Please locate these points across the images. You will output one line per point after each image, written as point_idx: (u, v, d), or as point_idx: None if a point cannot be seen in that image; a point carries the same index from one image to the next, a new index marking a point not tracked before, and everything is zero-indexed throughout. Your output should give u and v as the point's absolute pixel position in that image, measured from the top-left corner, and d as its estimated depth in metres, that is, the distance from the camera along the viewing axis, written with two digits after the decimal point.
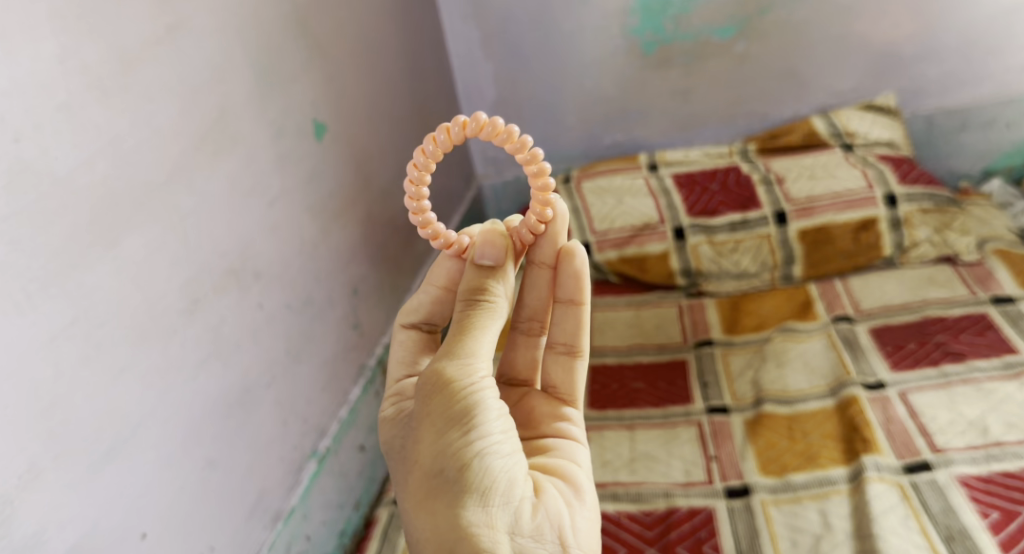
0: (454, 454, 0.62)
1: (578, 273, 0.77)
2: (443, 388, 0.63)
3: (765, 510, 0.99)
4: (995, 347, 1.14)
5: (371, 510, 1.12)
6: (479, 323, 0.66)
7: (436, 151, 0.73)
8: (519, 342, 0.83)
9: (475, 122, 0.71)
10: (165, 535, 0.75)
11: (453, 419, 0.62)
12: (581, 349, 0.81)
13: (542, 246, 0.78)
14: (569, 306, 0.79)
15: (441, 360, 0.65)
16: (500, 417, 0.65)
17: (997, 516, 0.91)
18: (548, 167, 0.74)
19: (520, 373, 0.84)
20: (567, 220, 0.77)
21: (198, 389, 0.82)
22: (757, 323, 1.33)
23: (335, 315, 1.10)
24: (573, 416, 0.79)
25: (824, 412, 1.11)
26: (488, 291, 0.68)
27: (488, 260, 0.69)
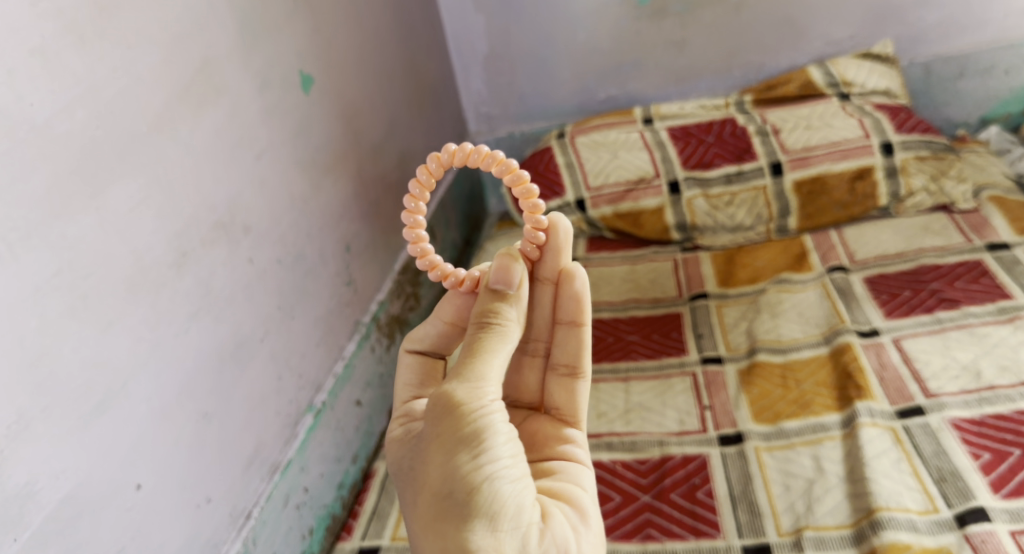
0: (464, 476, 0.60)
1: (578, 294, 0.78)
2: (454, 410, 0.62)
3: (758, 456, 1.01)
4: (990, 292, 1.14)
5: (369, 463, 1.13)
6: (490, 345, 0.66)
7: (424, 189, 0.78)
8: (525, 363, 0.84)
9: (446, 151, 0.76)
10: (160, 485, 0.76)
11: (463, 441, 0.61)
12: (583, 371, 0.80)
13: (545, 262, 0.79)
14: (570, 327, 0.80)
15: (451, 382, 0.64)
16: (510, 441, 0.63)
17: (988, 457, 0.92)
18: (526, 173, 0.76)
19: (526, 395, 0.84)
20: (571, 237, 0.77)
21: (190, 342, 0.82)
22: (752, 275, 1.32)
23: (328, 271, 1.09)
24: (577, 438, 0.79)
25: (818, 360, 1.12)
26: (498, 314, 0.68)
27: (500, 285, 0.69)
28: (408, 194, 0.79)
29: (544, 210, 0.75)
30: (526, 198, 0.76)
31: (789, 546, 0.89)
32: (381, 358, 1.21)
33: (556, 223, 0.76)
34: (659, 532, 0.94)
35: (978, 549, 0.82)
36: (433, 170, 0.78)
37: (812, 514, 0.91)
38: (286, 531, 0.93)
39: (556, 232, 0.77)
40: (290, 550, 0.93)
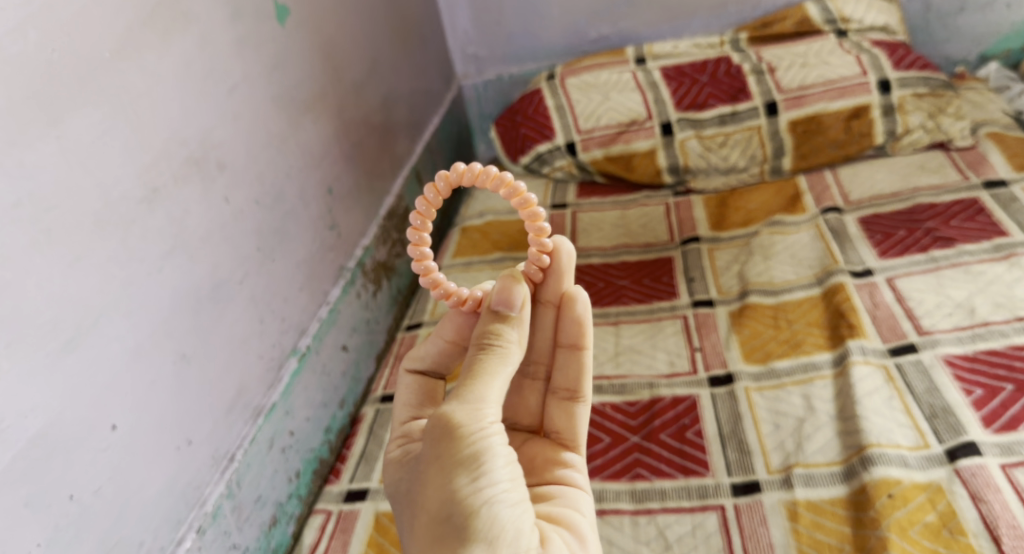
0: (461, 500, 0.57)
1: (580, 317, 0.77)
2: (453, 432, 0.59)
3: (748, 396, 1.00)
4: (987, 230, 1.12)
5: (357, 409, 1.13)
6: (490, 367, 0.63)
7: (432, 207, 0.76)
8: (525, 386, 0.81)
9: (456, 170, 0.74)
10: (136, 427, 0.74)
11: (461, 463, 0.58)
12: (583, 395, 0.78)
13: (548, 285, 0.78)
14: (572, 351, 0.78)
15: (449, 403, 0.61)
16: (509, 464, 0.61)
17: (981, 393, 0.91)
18: (534, 197, 0.75)
19: (526, 417, 0.81)
20: (574, 260, 0.77)
21: (164, 282, 0.79)
22: (745, 218, 1.30)
23: (310, 214, 1.06)
24: (575, 462, 0.76)
25: (810, 301, 1.11)
26: (498, 336, 0.66)
27: (501, 307, 0.67)
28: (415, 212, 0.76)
29: (549, 232, 0.75)
30: (533, 221, 0.75)
31: (778, 484, 0.89)
32: (367, 304, 1.19)
33: (559, 246, 0.76)
34: (648, 472, 0.94)
35: (967, 483, 0.81)
36: (442, 188, 0.76)
37: (801, 452, 0.91)
38: (272, 474, 0.92)
39: (559, 257, 0.77)
40: (276, 493, 0.92)
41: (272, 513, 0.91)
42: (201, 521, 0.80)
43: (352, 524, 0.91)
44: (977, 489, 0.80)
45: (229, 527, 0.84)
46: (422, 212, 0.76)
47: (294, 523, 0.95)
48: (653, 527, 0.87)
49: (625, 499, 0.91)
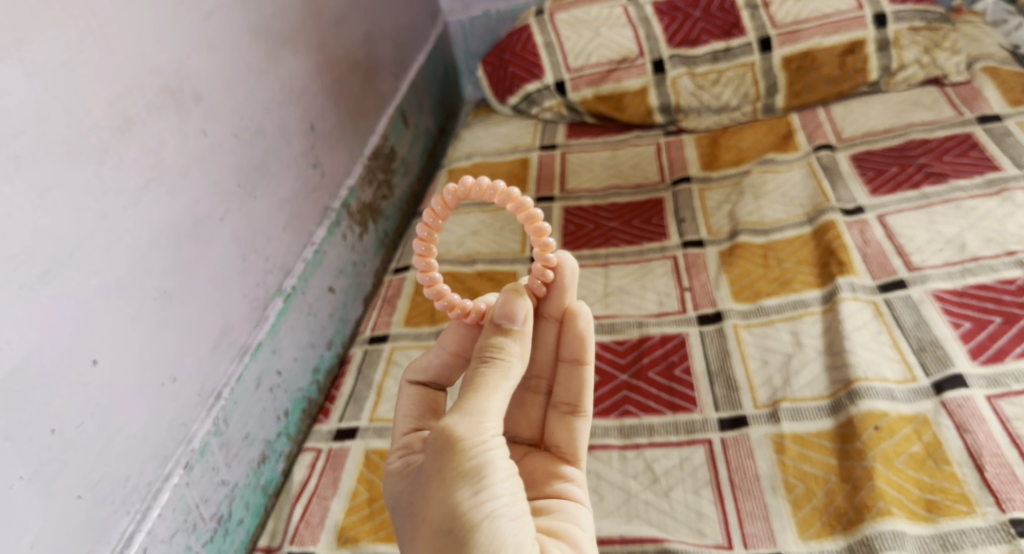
0: (462, 515, 0.54)
1: (582, 333, 0.74)
2: (454, 446, 0.56)
3: (736, 333, 1.00)
4: (979, 165, 1.10)
5: (345, 350, 1.12)
6: (491, 380, 0.60)
7: (438, 220, 0.72)
8: (526, 400, 0.79)
9: (463, 183, 0.70)
10: (118, 363, 0.72)
11: (462, 477, 0.55)
12: (584, 409, 0.75)
13: (551, 299, 0.75)
14: (574, 365, 0.75)
15: (450, 416, 0.58)
16: (510, 478, 0.57)
17: (969, 326, 0.91)
18: (540, 212, 0.71)
19: (526, 430, 0.79)
20: (577, 275, 0.74)
21: (142, 216, 0.77)
22: (737, 157, 1.28)
23: (292, 151, 1.04)
24: (574, 476, 0.73)
25: (800, 240, 1.10)
26: (500, 349, 0.62)
27: (504, 320, 0.63)
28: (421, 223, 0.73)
29: (554, 247, 0.72)
30: (538, 237, 0.71)
31: (765, 418, 0.89)
32: (354, 246, 1.17)
33: (563, 261, 0.73)
34: (636, 409, 0.94)
35: (953, 414, 0.82)
36: (449, 202, 0.72)
37: (789, 387, 0.91)
38: (260, 413, 0.92)
39: (563, 272, 0.74)
40: (264, 431, 0.92)
41: (261, 451, 0.91)
42: (188, 457, 0.79)
43: (343, 462, 0.91)
44: (962, 420, 0.81)
45: (217, 464, 0.83)
46: (429, 225, 0.73)
47: (283, 461, 0.95)
48: (641, 461, 0.88)
49: (613, 435, 0.91)
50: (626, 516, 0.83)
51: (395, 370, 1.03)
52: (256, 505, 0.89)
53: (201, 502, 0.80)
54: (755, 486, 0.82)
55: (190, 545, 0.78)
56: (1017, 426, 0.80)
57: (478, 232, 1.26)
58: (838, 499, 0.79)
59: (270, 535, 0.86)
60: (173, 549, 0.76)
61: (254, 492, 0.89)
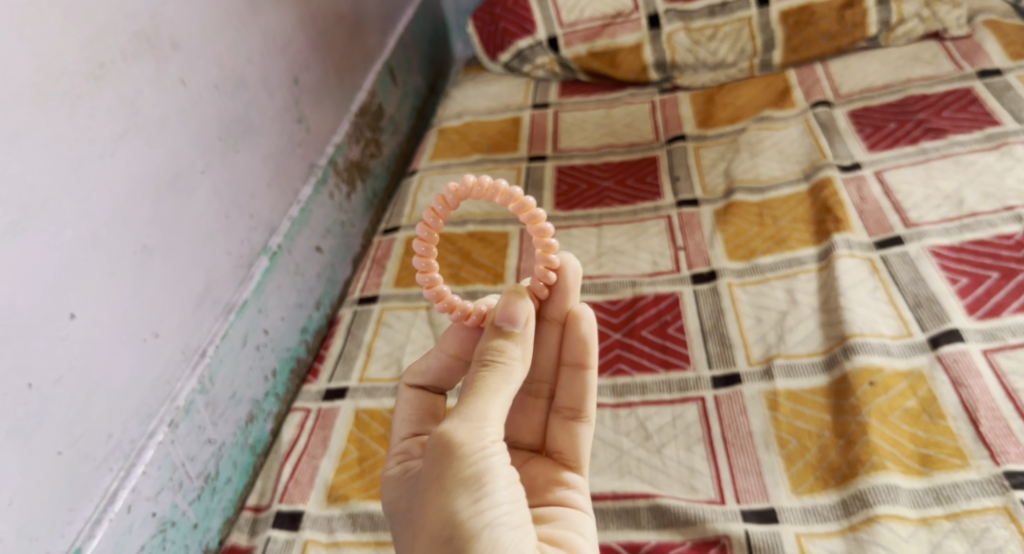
0: (460, 523, 0.52)
1: (585, 335, 0.72)
2: (453, 452, 0.54)
3: (731, 291, 0.99)
4: (979, 120, 1.09)
5: (334, 311, 1.11)
6: (492, 383, 0.57)
7: (439, 220, 0.71)
8: (526, 405, 0.76)
9: (464, 182, 0.69)
10: (97, 317, 0.70)
11: (461, 484, 0.53)
12: (588, 414, 0.73)
13: (553, 302, 0.73)
14: (576, 369, 0.73)
15: (449, 421, 0.56)
16: (512, 485, 0.55)
17: (966, 281, 0.90)
18: (541, 212, 0.69)
19: (527, 435, 0.76)
20: (580, 277, 0.72)
21: (120, 166, 0.74)
22: (732, 114, 1.26)
23: (275, 104, 1.01)
24: (576, 483, 0.71)
25: (796, 197, 1.08)
26: (501, 352, 0.59)
27: (505, 322, 0.61)
28: (423, 223, 0.72)
29: (556, 248, 0.70)
30: (539, 236, 0.69)
31: (759, 375, 0.88)
32: (341, 206, 1.15)
33: (565, 263, 0.71)
34: (629, 367, 0.92)
35: (949, 369, 0.81)
36: (451, 201, 0.71)
37: (783, 343, 0.90)
38: (247, 372, 0.90)
39: (565, 274, 0.72)
40: (251, 391, 0.91)
41: (248, 410, 0.90)
42: (173, 415, 0.78)
43: (332, 422, 0.90)
44: (958, 374, 0.80)
45: (203, 422, 0.82)
46: (430, 226, 0.72)
47: (271, 420, 0.94)
48: (634, 419, 0.87)
49: (606, 394, 0.90)
50: (618, 473, 0.82)
51: (386, 330, 1.01)
52: (245, 465, 0.88)
53: (187, 460, 0.79)
54: (748, 442, 0.82)
55: (177, 503, 0.77)
56: (1012, 380, 0.79)
57: None
58: (831, 454, 0.78)
59: (258, 494, 0.85)
60: (159, 506, 0.75)
61: (242, 451, 0.88)
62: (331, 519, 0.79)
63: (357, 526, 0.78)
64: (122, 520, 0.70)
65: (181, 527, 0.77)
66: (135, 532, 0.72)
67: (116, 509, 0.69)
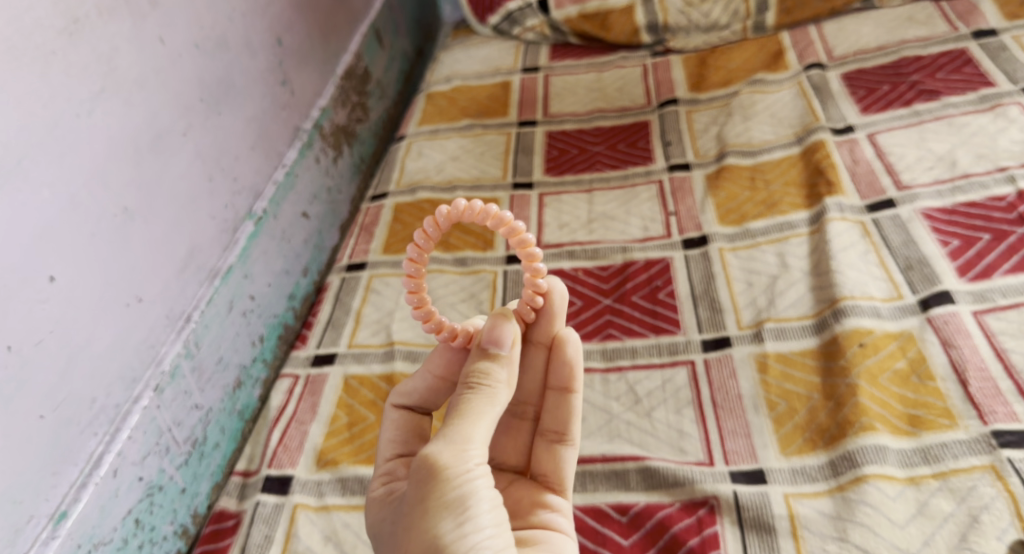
0: (444, 547, 0.51)
1: (571, 360, 0.70)
2: (436, 476, 0.53)
3: (722, 256, 0.98)
4: (973, 81, 1.07)
5: (321, 278, 1.10)
6: (475, 405, 0.56)
7: (430, 242, 0.68)
8: (512, 427, 0.74)
9: (456, 207, 0.66)
10: (78, 279, 0.69)
11: (444, 507, 0.52)
12: (572, 438, 0.70)
13: (539, 326, 0.72)
14: (561, 393, 0.71)
15: (432, 444, 0.55)
16: (495, 508, 0.54)
17: (957, 243, 0.89)
18: (531, 237, 0.68)
19: (512, 457, 0.73)
20: (567, 301, 0.71)
21: (98, 126, 0.72)
22: (725, 77, 1.24)
23: (258, 66, 0.98)
24: (559, 505, 0.68)
25: (788, 161, 1.07)
26: (485, 375, 0.59)
27: (491, 345, 0.60)
28: (412, 244, 0.69)
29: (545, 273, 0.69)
30: (528, 261, 0.68)
31: (748, 339, 0.88)
32: (328, 171, 1.13)
33: (552, 287, 0.70)
34: (619, 332, 0.92)
35: (939, 330, 0.81)
36: (441, 225, 0.68)
37: (773, 307, 0.89)
38: (233, 337, 0.89)
39: (552, 297, 0.70)
40: (239, 356, 0.90)
41: (236, 376, 0.89)
42: (158, 380, 0.77)
43: (321, 388, 0.89)
44: (948, 335, 0.80)
45: (189, 387, 0.81)
46: (421, 247, 0.69)
47: (260, 386, 0.93)
48: (623, 384, 0.87)
49: (596, 358, 0.90)
50: (607, 436, 0.82)
51: (374, 297, 1.00)
52: (233, 429, 0.88)
53: (174, 425, 0.79)
54: (737, 405, 0.82)
55: (164, 468, 0.77)
56: (1001, 340, 0.79)
57: (459, 158, 1.21)
58: (820, 416, 0.78)
59: (247, 459, 0.84)
60: (146, 471, 0.74)
61: (230, 417, 0.87)
62: (320, 483, 0.79)
63: (347, 490, 0.78)
64: (107, 484, 0.70)
65: (169, 491, 0.77)
66: (121, 496, 0.71)
67: (101, 473, 0.69)
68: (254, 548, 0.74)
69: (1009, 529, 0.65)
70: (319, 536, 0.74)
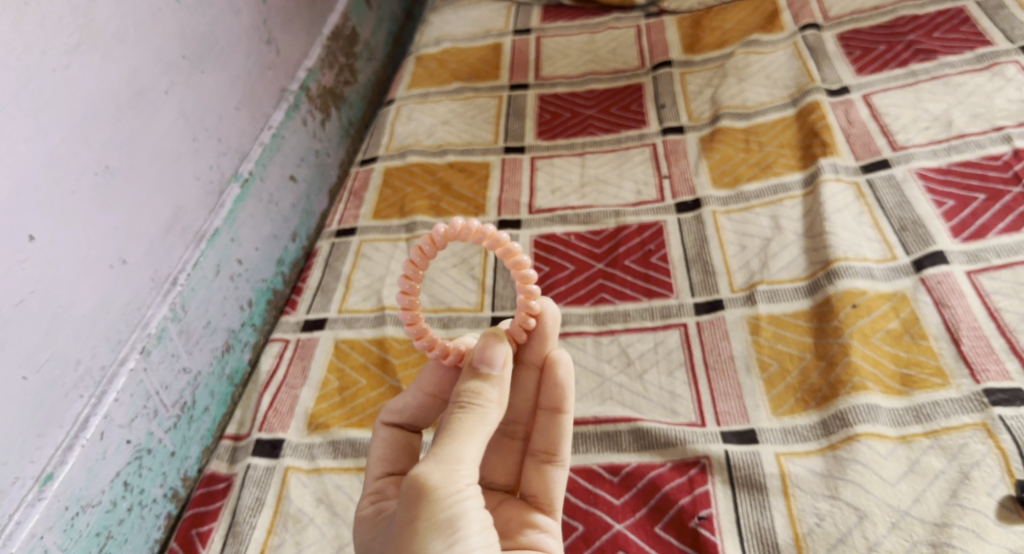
0: None
1: (562, 381, 0.66)
2: (425, 497, 0.50)
3: (715, 220, 0.97)
4: (970, 40, 1.06)
5: (310, 243, 1.08)
6: (467, 426, 0.54)
7: (425, 259, 0.64)
8: (501, 445, 0.70)
9: (453, 225, 0.62)
10: (58, 235, 0.67)
11: (433, 529, 0.50)
12: (563, 458, 0.67)
13: (531, 345, 0.68)
14: (551, 414, 0.67)
15: (422, 463, 0.52)
16: (484, 529, 0.52)
17: (952, 204, 0.88)
18: (528, 259, 0.64)
19: (502, 475, 0.70)
20: (560, 321, 0.67)
21: (74, 80, 0.70)
22: (719, 39, 1.22)
23: (241, 24, 0.96)
24: (548, 525, 0.65)
25: (783, 123, 1.06)
26: (478, 394, 0.56)
27: (484, 364, 0.57)
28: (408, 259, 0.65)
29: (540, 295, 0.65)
30: (524, 283, 0.64)
31: (741, 301, 0.87)
32: (315, 134, 1.11)
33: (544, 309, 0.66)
34: (612, 296, 0.91)
35: (932, 290, 0.81)
36: (438, 243, 0.63)
37: (766, 270, 0.89)
38: (221, 301, 0.88)
39: (545, 318, 0.66)
40: (227, 320, 0.89)
41: (224, 340, 0.88)
42: (145, 342, 0.76)
43: (311, 352, 0.89)
44: (942, 296, 0.80)
45: (177, 350, 0.80)
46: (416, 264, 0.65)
47: (249, 350, 0.92)
48: (615, 346, 0.86)
49: (588, 322, 0.89)
50: (599, 399, 0.81)
51: (364, 263, 0.99)
52: (223, 394, 0.87)
53: (161, 388, 0.78)
54: (729, 367, 0.81)
55: (152, 431, 0.76)
56: (995, 300, 0.78)
57: (449, 122, 1.19)
58: (813, 377, 0.78)
59: (238, 423, 0.83)
60: (134, 434, 0.74)
61: (219, 381, 0.86)
62: (312, 447, 0.78)
63: (338, 453, 0.77)
64: (94, 446, 0.69)
65: (158, 454, 0.76)
66: (109, 458, 0.71)
67: (88, 435, 0.68)
68: (244, 511, 0.74)
69: (999, 485, 0.65)
70: (310, 498, 0.74)
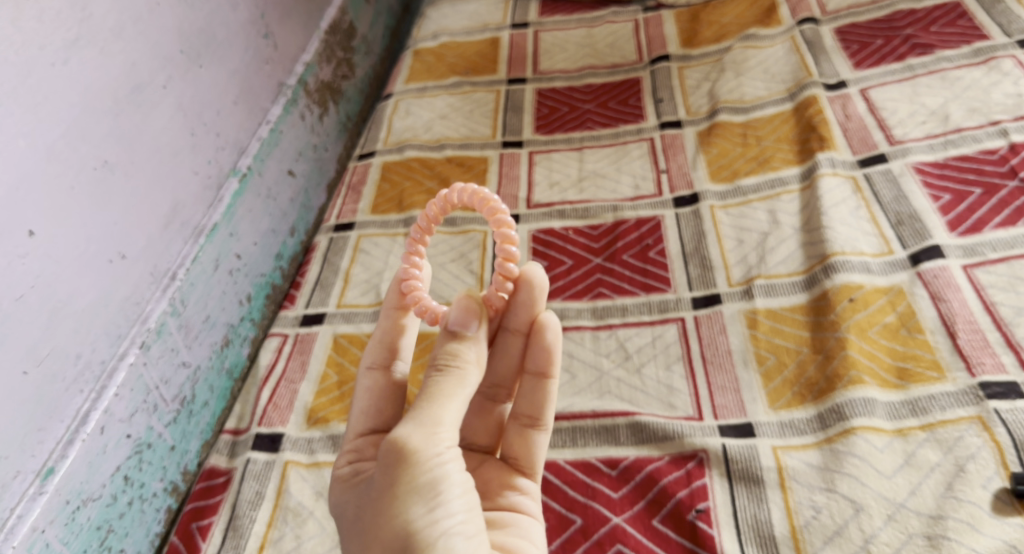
0: (416, 534, 0.49)
1: (550, 345, 0.66)
2: (405, 461, 0.50)
3: (713, 214, 0.97)
4: (967, 34, 1.06)
5: (309, 238, 1.08)
6: (446, 388, 0.52)
7: (426, 227, 0.66)
8: (484, 407, 0.69)
9: (453, 189, 0.65)
10: (58, 232, 0.67)
11: (414, 493, 0.50)
12: (546, 423, 0.68)
13: (515, 313, 0.66)
14: (538, 379, 0.67)
15: (401, 425, 0.51)
16: (465, 492, 0.52)
17: (949, 198, 0.89)
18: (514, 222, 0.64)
19: (482, 436, 0.69)
20: (546, 288, 0.65)
21: (73, 75, 0.70)
22: (717, 33, 1.23)
23: (238, 17, 0.96)
24: (528, 488, 0.66)
25: (780, 117, 1.06)
26: (456, 355, 0.54)
27: (459, 326, 0.55)
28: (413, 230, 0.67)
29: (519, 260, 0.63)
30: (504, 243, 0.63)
31: (739, 295, 0.88)
32: (313, 128, 1.11)
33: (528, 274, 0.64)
34: (610, 290, 0.91)
35: (929, 284, 0.81)
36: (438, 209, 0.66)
37: (764, 264, 0.89)
38: (220, 296, 0.88)
39: (528, 283, 0.64)
40: (226, 315, 0.89)
41: (224, 335, 0.88)
42: (144, 337, 0.76)
43: (310, 347, 0.89)
44: (938, 289, 0.80)
45: (176, 345, 0.80)
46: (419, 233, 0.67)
47: (248, 345, 0.92)
48: (614, 340, 0.86)
49: (586, 317, 0.89)
50: (597, 393, 0.82)
51: (362, 257, 0.99)
52: (222, 389, 0.87)
53: (161, 383, 0.78)
54: (726, 361, 0.82)
55: (152, 425, 0.76)
56: (990, 294, 0.79)
57: (447, 116, 1.19)
58: (809, 370, 0.78)
59: (237, 418, 0.84)
60: (134, 429, 0.74)
61: (218, 376, 0.86)
62: (311, 441, 0.79)
63: (338, 447, 0.77)
64: (95, 441, 0.69)
65: (157, 449, 0.77)
66: (109, 453, 0.71)
67: (88, 430, 0.68)
68: (245, 505, 0.74)
69: (993, 478, 0.66)
70: (310, 491, 0.74)
